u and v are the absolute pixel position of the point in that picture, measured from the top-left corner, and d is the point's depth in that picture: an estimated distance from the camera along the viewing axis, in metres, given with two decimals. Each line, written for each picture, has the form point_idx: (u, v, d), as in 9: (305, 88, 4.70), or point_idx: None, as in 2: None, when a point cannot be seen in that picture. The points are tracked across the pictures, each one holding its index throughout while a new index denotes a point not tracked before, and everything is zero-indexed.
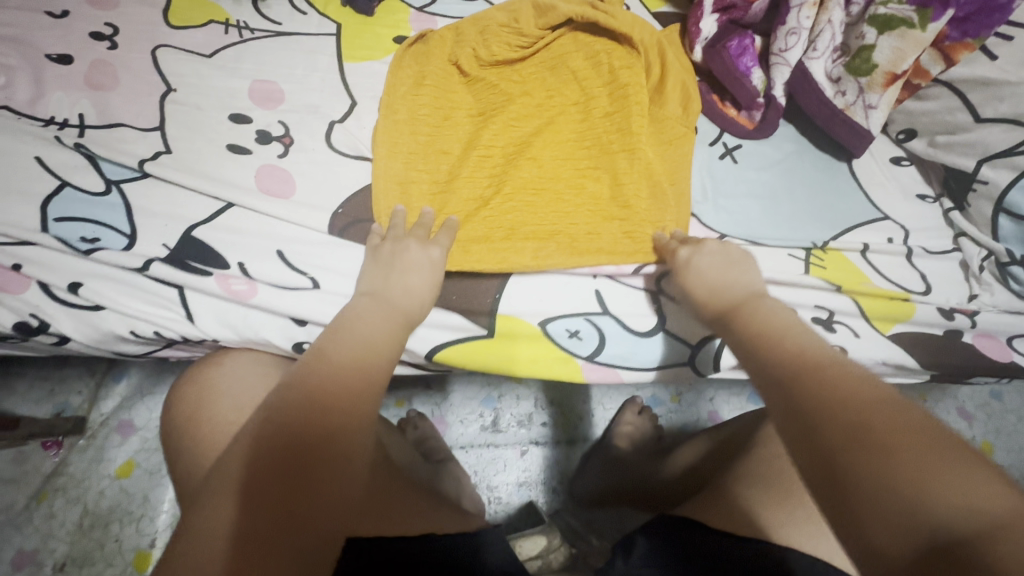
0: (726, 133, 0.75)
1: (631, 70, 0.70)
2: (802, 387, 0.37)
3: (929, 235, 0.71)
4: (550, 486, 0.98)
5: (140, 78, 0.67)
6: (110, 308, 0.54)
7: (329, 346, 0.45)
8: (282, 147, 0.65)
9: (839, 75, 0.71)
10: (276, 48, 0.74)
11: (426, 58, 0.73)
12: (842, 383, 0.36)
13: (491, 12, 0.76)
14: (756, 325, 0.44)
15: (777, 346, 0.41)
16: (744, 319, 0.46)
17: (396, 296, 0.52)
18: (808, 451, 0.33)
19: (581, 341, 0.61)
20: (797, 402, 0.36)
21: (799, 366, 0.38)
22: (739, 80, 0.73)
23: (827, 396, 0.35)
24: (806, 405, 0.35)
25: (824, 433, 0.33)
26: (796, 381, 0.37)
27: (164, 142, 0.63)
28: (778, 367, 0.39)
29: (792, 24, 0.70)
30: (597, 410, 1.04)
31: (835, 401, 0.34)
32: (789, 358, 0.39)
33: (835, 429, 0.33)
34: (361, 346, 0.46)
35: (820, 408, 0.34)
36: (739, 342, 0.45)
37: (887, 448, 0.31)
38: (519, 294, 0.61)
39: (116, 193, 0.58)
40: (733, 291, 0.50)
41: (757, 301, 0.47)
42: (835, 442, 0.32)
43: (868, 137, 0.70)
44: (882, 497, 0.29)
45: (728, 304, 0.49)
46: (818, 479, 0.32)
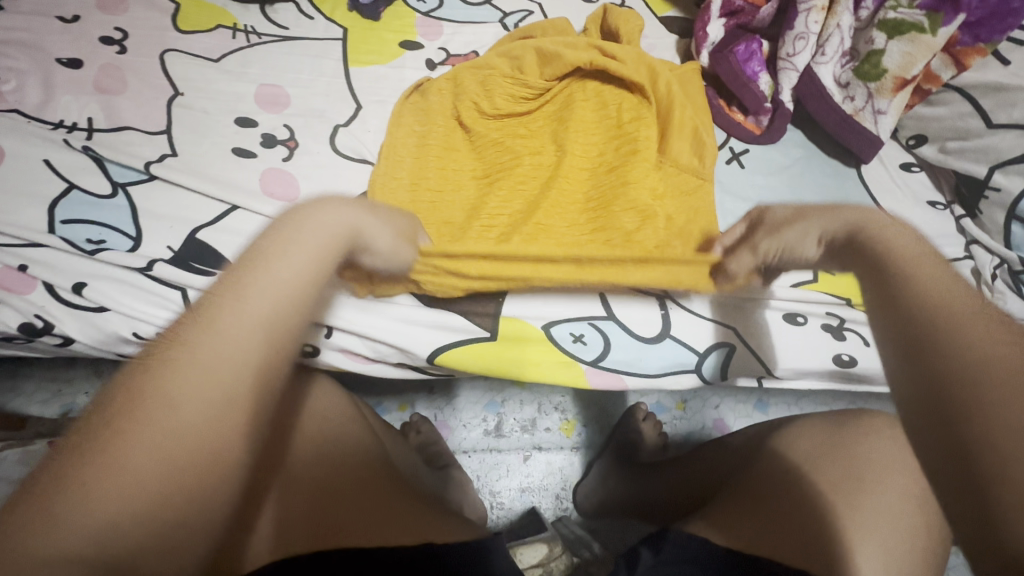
0: (733, 138, 0.74)
1: (643, 123, 0.68)
2: (965, 352, 0.34)
3: (940, 241, 0.69)
4: (554, 492, 0.98)
5: (148, 82, 0.68)
6: (112, 309, 0.54)
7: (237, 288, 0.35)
8: (287, 150, 0.66)
9: (848, 80, 0.70)
10: (282, 52, 0.74)
11: (428, 116, 0.70)
12: (1013, 358, 0.33)
13: (494, 61, 0.75)
14: (902, 269, 0.41)
15: (927, 299, 0.38)
16: (887, 255, 0.42)
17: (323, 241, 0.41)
18: (944, 426, 0.33)
19: (586, 346, 0.61)
20: (950, 369, 0.34)
21: (957, 323, 0.36)
22: (746, 85, 0.73)
23: (981, 364, 0.33)
24: (959, 374, 0.33)
25: (988, 412, 0.32)
26: (933, 350, 0.35)
27: (171, 145, 0.63)
28: (916, 326, 0.37)
29: (800, 28, 0.70)
30: (606, 416, 1.03)
31: (990, 371, 0.33)
32: (936, 317, 0.36)
33: (1007, 411, 0.31)
34: (277, 296, 0.36)
35: (985, 382, 0.32)
36: (881, 290, 0.41)
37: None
38: (524, 296, 0.60)
39: (122, 196, 0.59)
40: (861, 219, 0.46)
41: (894, 236, 0.43)
42: (997, 425, 0.31)
43: (878, 144, 0.68)
44: None
45: (859, 242, 0.45)
46: (960, 457, 0.32)
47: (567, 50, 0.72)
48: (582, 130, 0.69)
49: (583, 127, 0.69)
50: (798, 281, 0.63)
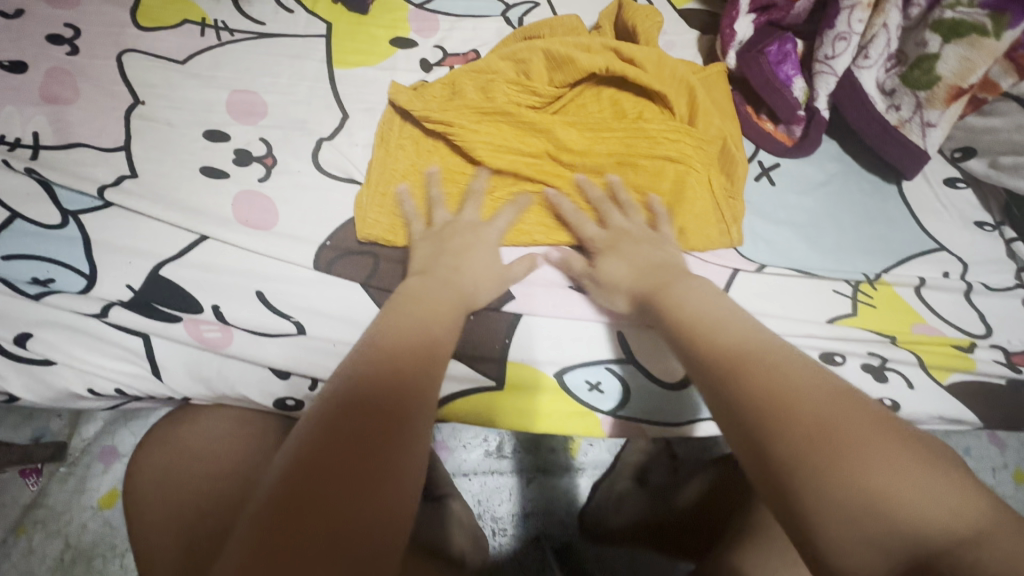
0: (763, 150, 0.67)
1: (680, 142, 0.57)
2: (743, 386, 0.35)
3: (991, 268, 0.63)
4: (559, 518, 0.91)
5: (104, 89, 0.60)
6: (63, 363, 0.48)
7: (383, 329, 0.43)
8: (264, 169, 0.58)
9: (893, 87, 0.63)
10: (258, 51, 0.66)
11: (424, 137, 0.59)
12: (776, 381, 0.35)
13: (496, 65, 0.62)
14: (684, 314, 0.42)
15: (710, 341, 0.39)
16: (671, 309, 0.44)
17: (455, 279, 0.49)
18: (757, 464, 0.33)
19: (603, 394, 0.54)
20: (733, 404, 0.35)
21: (739, 358, 0.37)
22: (778, 90, 0.65)
23: (768, 394, 0.34)
24: (744, 413, 0.34)
25: (769, 438, 0.32)
26: (733, 381, 0.36)
27: (129, 165, 0.56)
28: (710, 365, 0.38)
29: (841, 27, 0.62)
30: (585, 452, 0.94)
31: (772, 401, 0.34)
32: (727, 353, 0.38)
33: (784, 434, 0.32)
34: (420, 330, 0.43)
35: (759, 413, 0.33)
36: (670, 337, 0.42)
37: (840, 452, 0.31)
38: (534, 338, 0.54)
39: (72, 225, 0.52)
40: (655, 278, 0.48)
41: (679, 285, 0.46)
42: (779, 450, 0.32)
43: (924, 159, 0.62)
44: (841, 507, 0.30)
45: (653, 290, 0.47)
46: (774, 497, 0.32)
47: (579, 52, 0.60)
48: (605, 142, 0.58)
49: (609, 138, 0.58)
50: (833, 316, 0.58)
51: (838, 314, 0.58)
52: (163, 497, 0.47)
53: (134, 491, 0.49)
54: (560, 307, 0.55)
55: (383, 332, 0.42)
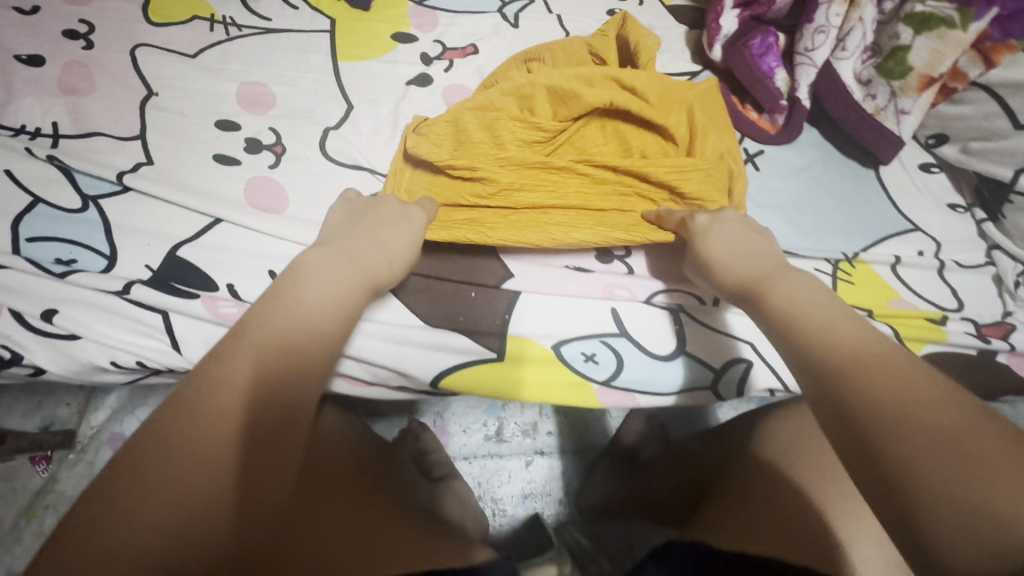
0: (748, 137, 0.70)
1: (686, 177, 0.59)
2: (857, 387, 0.35)
3: (962, 248, 0.67)
4: (557, 497, 0.95)
5: (118, 81, 0.62)
6: (87, 337, 0.50)
7: (273, 302, 0.40)
8: (274, 156, 0.61)
9: (869, 77, 0.67)
10: (265, 46, 0.69)
11: (437, 180, 0.60)
12: (900, 383, 0.34)
13: (498, 101, 0.63)
14: (787, 307, 0.43)
15: (824, 337, 0.39)
16: (774, 298, 0.44)
17: (358, 254, 0.47)
18: (865, 462, 0.32)
19: (598, 365, 0.57)
20: (846, 403, 0.35)
21: (852, 360, 0.36)
22: (761, 81, 0.69)
23: (885, 395, 0.33)
24: (859, 415, 0.34)
25: (883, 439, 0.32)
26: (845, 378, 0.35)
27: (145, 152, 0.58)
28: (820, 360, 0.38)
29: (820, 21, 0.66)
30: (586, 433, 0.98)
31: (889, 407, 0.33)
32: (839, 353, 0.37)
33: (901, 438, 0.31)
34: (296, 313, 0.40)
35: (873, 416, 0.33)
36: (776, 328, 0.43)
37: (962, 460, 0.30)
38: (531, 314, 0.57)
39: (93, 209, 0.54)
40: (761, 269, 0.48)
41: (783, 283, 0.45)
42: (895, 452, 0.31)
43: (899, 144, 0.65)
44: (956, 512, 0.28)
45: (756, 279, 0.47)
46: (881, 496, 0.31)
47: (583, 87, 0.62)
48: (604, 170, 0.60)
49: (618, 175, 0.60)
50: None
51: None
52: None
53: None
54: (556, 284, 0.58)
55: (261, 316, 0.39)
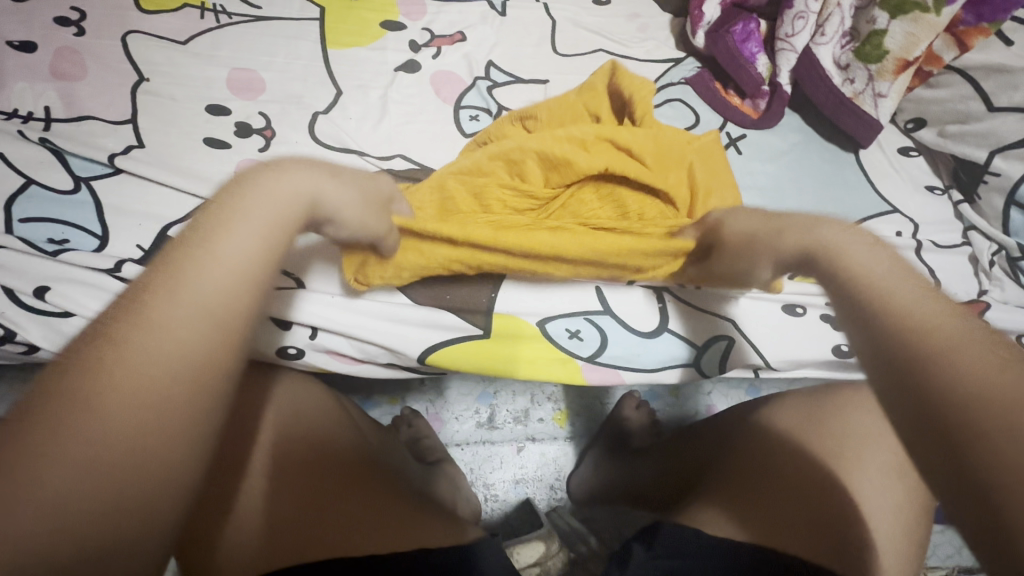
0: (730, 122, 0.71)
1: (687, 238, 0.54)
2: (955, 383, 0.30)
3: (940, 228, 0.68)
4: (548, 483, 0.97)
5: (110, 67, 0.63)
6: (80, 314, 0.51)
7: (196, 238, 0.34)
8: (263, 140, 0.62)
9: (848, 61, 0.68)
10: (256, 33, 0.70)
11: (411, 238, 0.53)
12: (999, 370, 0.30)
13: (485, 166, 0.56)
14: (854, 274, 0.38)
15: (905, 308, 0.34)
16: (842, 264, 0.39)
17: (304, 189, 0.40)
18: (950, 464, 0.29)
19: (582, 342, 0.59)
20: (928, 392, 0.30)
21: (936, 337, 0.32)
22: (742, 66, 0.71)
23: (979, 384, 0.29)
24: (948, 410, 0.30)
25: (978, 439, 0.28)
26: (929, 362, 0.31)
27: (136, 136, 0.59)
28: (898, 338, 0.33)
29: (799, 7, 0.68)
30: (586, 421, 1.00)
31: (983, 396, 0.29)
32: (918, 329, 0.33)
33: (1009, 448, 0.27)
34: (230, 255, 0.33)
35: (972, 419, 0.29)
36: (844, 298, 0.38)
37: None
38: (516, 292, 0.58)
39: (85, 190, 0.55)
40: (805, 227, 0.43)
41: (854, 256, 0.39)
42: (990, 454, 0.28)
43: (877, 127, 0.67)
44: None
45: (805, 250, 0.42)
46: (961, 500, 0.28)
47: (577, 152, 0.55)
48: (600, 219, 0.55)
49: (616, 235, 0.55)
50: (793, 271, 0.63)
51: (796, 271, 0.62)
52: None
53: None
54: None
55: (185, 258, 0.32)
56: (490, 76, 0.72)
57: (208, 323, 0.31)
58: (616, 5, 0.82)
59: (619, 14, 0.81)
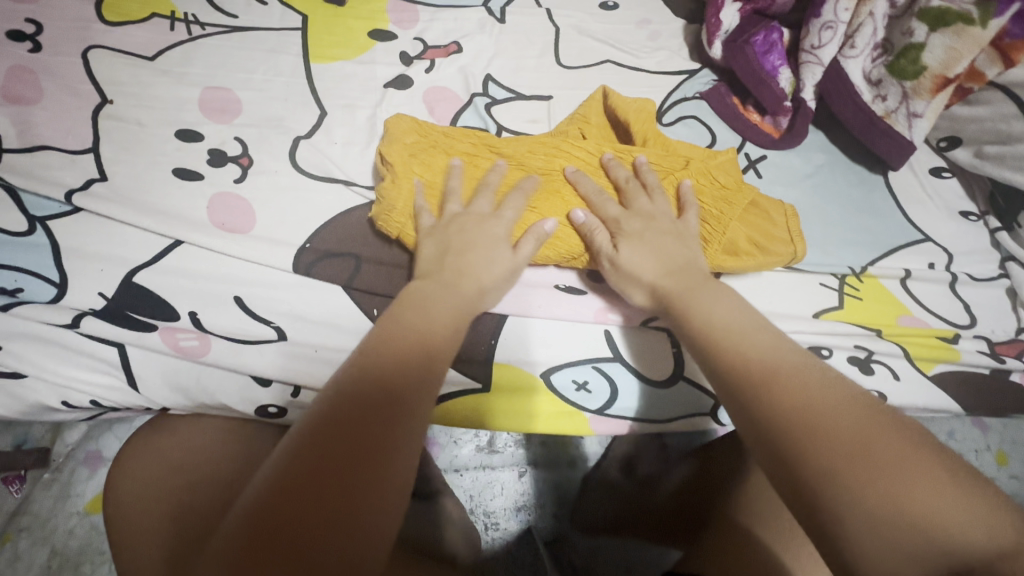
0: (749, 142, 0.66)
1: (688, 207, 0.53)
2: (762, 400, 0.35)
3: (975, 259, 0.63)
4: (551, 511, 0.90)
5: (69, 87, 0.57)
6: (35, 375, 0.47)
7: (409, 309, 0.43)
8: (240, 169, 0.56)
9: (879, 77, 0.62)
10: (231, 46, 0.64)
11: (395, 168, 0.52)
12: (823, 404, 0.34)
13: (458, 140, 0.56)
14: (700, 322, 0.42)
15: (739, 349, 0.38)
16: (694, 317, 0.43)
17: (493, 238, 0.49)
18: (785, 477, 0.32)
19: (590, 394, 0.54)
20: (765, 427, 0.34)
21: (769, 373, 0.36)
22: (763, 81, 0.65)
23: (801, 413, 0.33)
24: (779, 436, 0.33)
25: (808, 458, 0.31)
26: (762, 394, 0.35)
27: (98, 167, 0.53)
28: (735, 376, 0.37)
29: (827, 16, 0.62)
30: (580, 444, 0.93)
31: (812, 422, 0.33)
32: (756, 366, 0.37)
33: (823, 460, 0.31)
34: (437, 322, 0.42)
35: (786, 428, 0.33)
36: (695, 347, 0.41)
37: (876, 469, 0.30)
38: (521, 339, 0.53)
39: (40, 232, 0.50)
40: (684, 280, 0.46)
41: (703, 295, 0.44)
42: (822, 473, 0.31)
43: (910, 150, 0.61)
44: (882, 527, 0.29)
45: (674, 296, 0.45)
46: (803, 515, 0.32)
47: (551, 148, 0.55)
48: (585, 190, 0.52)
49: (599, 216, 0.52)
50: (819, 310, 0.58)
51: (826, 307, 0.58)
52: (147, 511, 0.46)
53: (116, 489, 0.49)
54: (544, 307, 0.54)
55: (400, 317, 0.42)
56: (488, 92, 0.66)
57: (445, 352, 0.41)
58: (624, 9, 0.76)
59: (628, 20, 0.75)
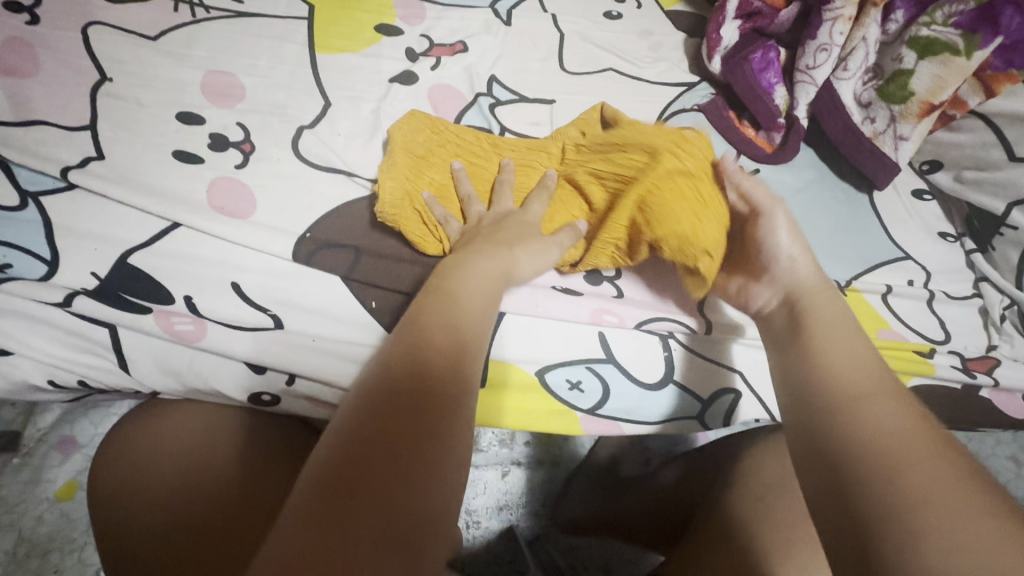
0: (744, 155, 0.67)
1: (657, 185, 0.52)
2: (829, 416, 0.36)
3: (952, 278, 0.66)
4: (531, 509, 0.90)
5: (67, 63, 0.56)
6: (22, 353, 0.46)
7: (432, 300, 0.42)
8: (241, 155, 0.56)
9: (869, 99, 0.66)
10: (236, 31, 0.64)
11: (404, 163, 0.56)
12: (883, 421, 0.34)
13: (473, 138, 0.59)
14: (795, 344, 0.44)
15: (817, 369, 0.40)
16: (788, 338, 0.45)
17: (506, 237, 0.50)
18: (825, 481, 0.33)
19: (583, 393, 0.55)
20: (822, 437, 0.35)
21: (835, 391, 0.38)
22: (760, 97, 0.67)
23: (854, 425, 0.35)
24: (830, 445, 0.34)
25: (853, 466, 0.32)
26: (825, 411, 0.37)
27: (94, 145, 0.53)
28: (811, 392, 0.39)
29: (823, 39, 0.65)
30: (559, 445, 0.94)
31: (865, 434, 0.34)
32: (824, 384, 0.39)
33: (864, 467, 0.32)
34: (465, 308, 0.41)
35: (841, 436, 0.34)
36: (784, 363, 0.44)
37: (924, 479, 0.30)
38: (517, 337, 0.54)
39: (32, 208, 0.49)
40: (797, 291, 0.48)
41: (817, 309, 0.46)
42: (862, 477, 0.31)
43: (894, 170, 0.64)
44: (920, 529, 0.28)
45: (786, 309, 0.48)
46: (834, 518, 0.31)
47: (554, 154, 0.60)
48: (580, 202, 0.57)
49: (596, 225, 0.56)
50: None
51: None
52: (140, 494, 0.46)
53: (104, 472, 0.49)
54: (541, 306, 0.55)
55: (429, 307, 0.41)
56: (493, 92, 0.66)
57: (475, 338, 0.40)
58: (627, 20, 0.77)
59: (631, 30, 0.76)
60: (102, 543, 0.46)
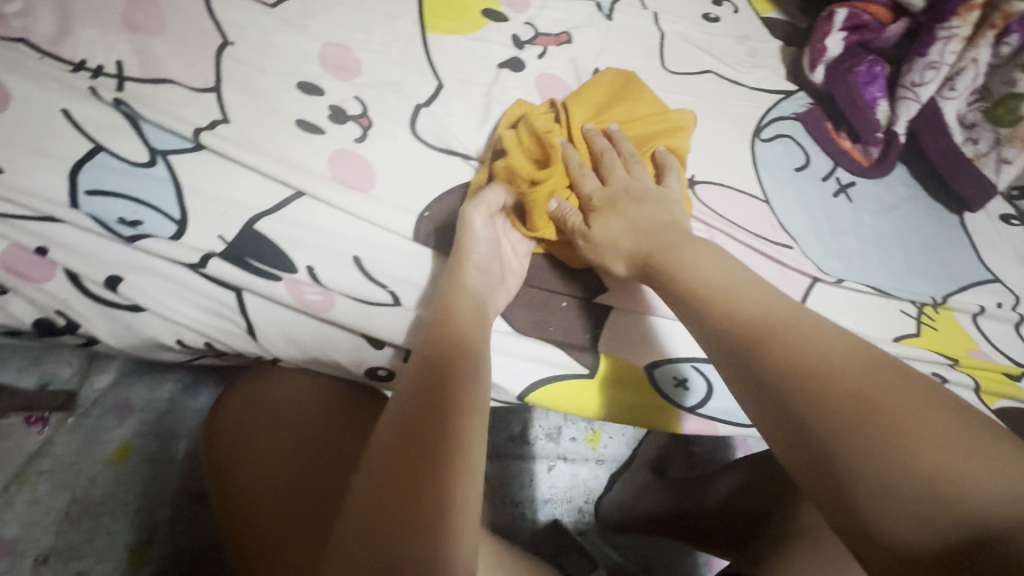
0: (840, 167, 0.68)
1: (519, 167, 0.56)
2: (770, 365, 0.35)
3: None
4: (576, 505, 0.90)
5: (191, 24, 0.56)
6: (153, 311, 0.46)
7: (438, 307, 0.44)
8: (360, 129, 0.55)
9: (974, 121, 0.67)
10: (351, 5, 0.63)
11: None
12: (832, 359, 0.34)
13: None
14: (700, 282, 0.42)
15: (730, 310, 0.39)
16: (680, 277, 0.44)
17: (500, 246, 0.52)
18: (801, 447, 0.33)
19: (686, 391, 0.55)
20: (774, 388, 0.35)
21: (769, 329, 0.37)
22: (862, 110, 0.67)
23: (799, 368, 0.34)
24: (785, 397, 0.34)
25: (814, 422, 0.32)
26: (765, 356, 0.36)
27: (221, 109, 0.52)
28: (736, 337, 0.38)
29: (934, 56, 0.65)
30: (605, 445, 0.93)
31: (813, 380, 0.33)
32: (750, 323, 0.38)
33: (825, 423, 0.32)
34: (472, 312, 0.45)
35: (795, 387, 0.34)
36: (694, 304, 0.42)
37: (896, 428, 0.30)
38: (624, 330, 0.55)
39: (162, 165, 0.48)
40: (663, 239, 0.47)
41: (687, 245, 0.46)
42: (828, 433, 0.32)
43: (992, 192, 0.65)
44: (892, 487, 0.29)
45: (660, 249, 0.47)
46: (822, 487, 0.32)
47: None
48: None
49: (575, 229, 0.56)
50: (898, 335, 0.59)
51: (907, 333, 0.60)
52: (260, 457, 0.48)
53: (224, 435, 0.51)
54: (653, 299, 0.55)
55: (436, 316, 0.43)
56: None
57: (470, 330, 0.43)
58: (725, 24, 0.77)
59: (729, 34, 0.76)
60: (233, 501, 0.48)
